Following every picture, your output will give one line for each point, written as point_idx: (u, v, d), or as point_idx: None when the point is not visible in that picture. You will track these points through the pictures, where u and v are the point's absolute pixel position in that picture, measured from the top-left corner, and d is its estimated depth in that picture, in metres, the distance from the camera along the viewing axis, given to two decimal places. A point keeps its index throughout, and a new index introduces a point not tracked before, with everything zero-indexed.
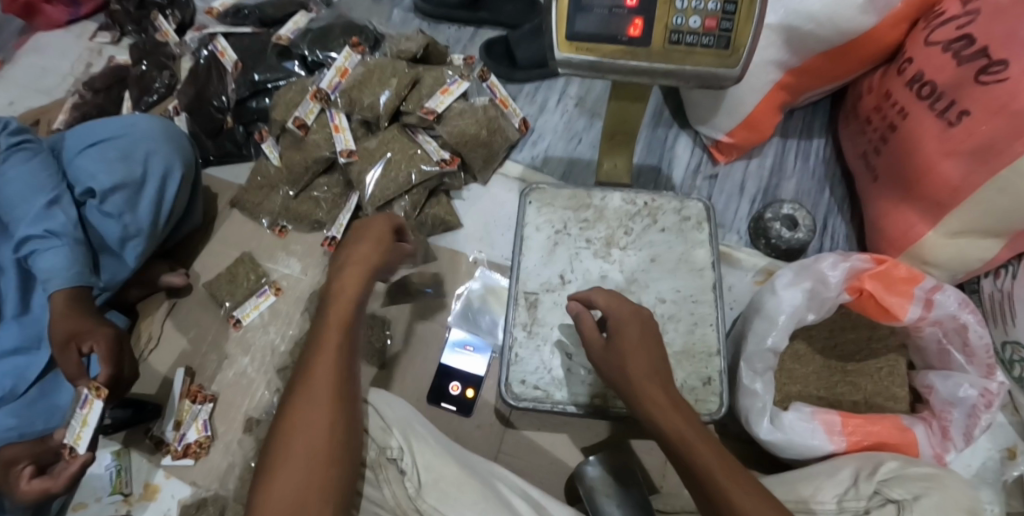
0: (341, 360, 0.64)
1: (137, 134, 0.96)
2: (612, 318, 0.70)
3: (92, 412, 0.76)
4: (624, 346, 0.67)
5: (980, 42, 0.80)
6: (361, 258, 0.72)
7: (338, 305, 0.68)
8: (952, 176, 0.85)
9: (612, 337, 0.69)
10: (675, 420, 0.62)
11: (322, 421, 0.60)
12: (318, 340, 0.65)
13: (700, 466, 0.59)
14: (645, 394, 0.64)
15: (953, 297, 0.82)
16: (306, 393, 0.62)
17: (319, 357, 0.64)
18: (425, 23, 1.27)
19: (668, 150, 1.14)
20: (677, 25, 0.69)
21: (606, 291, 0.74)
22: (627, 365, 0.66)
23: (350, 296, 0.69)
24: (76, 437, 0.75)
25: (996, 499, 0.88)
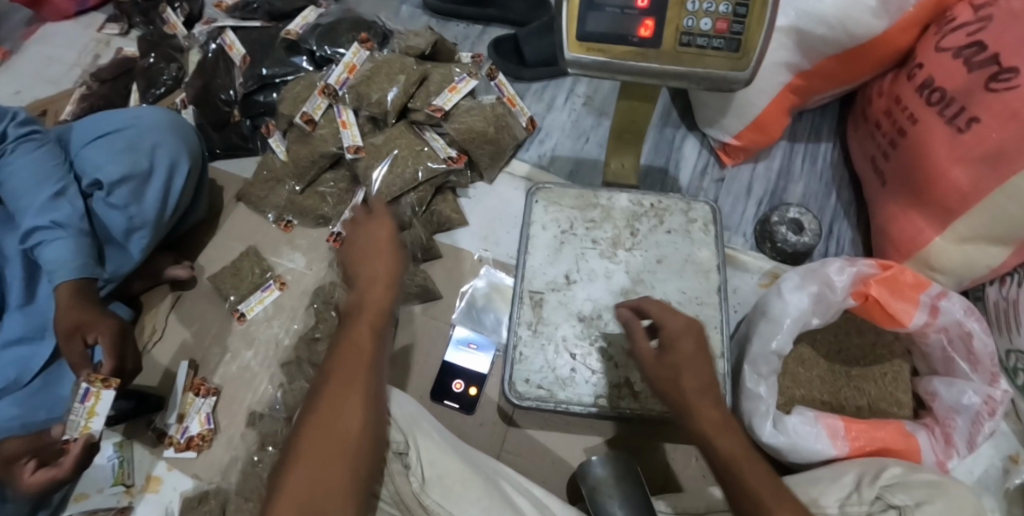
0: (370, 347, 0.62)
1: (144, 125, 0.96)
2: (665, 332, 0.67)
3: (98, 403, 0.77)
4: (677, 358, 0.65)
5: (991, 49, 0.80)
6: (383, 270, 0.66)
7: (369, 286, 0.66)
8: (962, 181, 0.84)
9: (668, 348, 0.66)
10: (727, 440, 0.61)
11: (349, 407, 0.59)
12: (348, 325, 0.64)
13: (743, 476, 0.60)
14: (699, 413, 0.62)
15: (959, 303, 0.82)
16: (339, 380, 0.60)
17: (351, 343, 0.62)
18: (433, 19, 1.27)
19: (675, 151, 1.14)
20: (688, 26, 0.69)
21: (660, 304, 0.71)
22: (682, 376, 0.64)
23: (379, 302, 0.65)
24: (83, 428, 0.75)
25: (997, 506, 0.88)
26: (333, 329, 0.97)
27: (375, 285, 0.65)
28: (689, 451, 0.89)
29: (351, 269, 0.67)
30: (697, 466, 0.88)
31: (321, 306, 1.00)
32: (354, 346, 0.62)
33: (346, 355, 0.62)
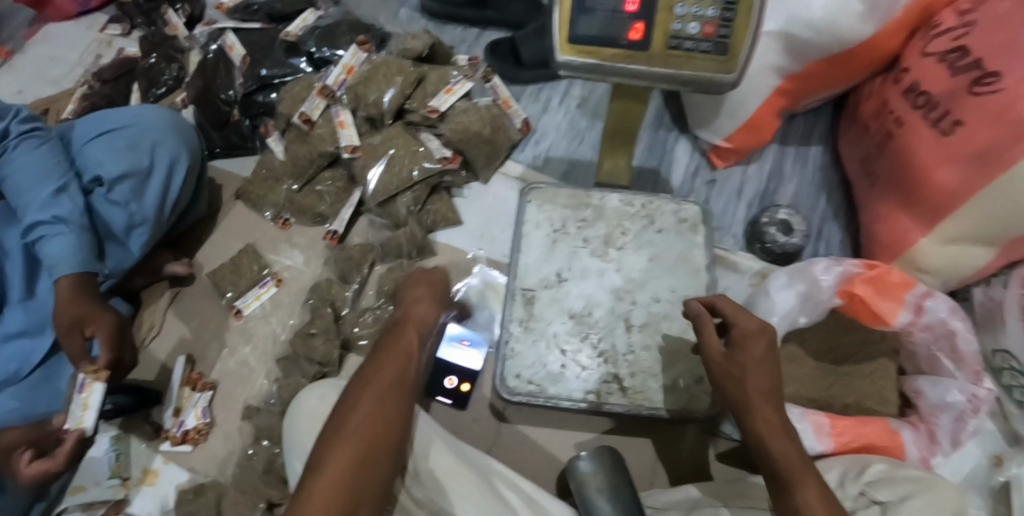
0: (402, 369, 0.69)
1: (146, 124, 0.98)
2: (737, 331, 0.71)
3: (91, 395, 0.78)
4: (745, 359, 0.68)
5: (974, 53, 0.82)
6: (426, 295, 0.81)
7: (413, 324, 0.75)
8: (949, 183, 0.86)
9: (736, 350, 0.69)
10: (784, 442, 0.63)
11: (385, 408, 0.65)
12: (390, 345, 0.72)
13: (788, 473, 0.61)
14: (757, 412, 0.65)
15: (943, 304, 0.84)
16: (378, 384, 0.67)
17: (391, 359, 0.70)
18: (431, 22, 1.29)
19: (667, 153, 1.15)
20: (676, 30, 0.71)
21: (734, 305, 0.74)
22: (745, 378, 0.67)
23: (419, 319, 0.77)
24: (79, 420, 0.77)
25: (983, 504, 0.89)
26: (328, 325, 0.98)
27: (419, 321, 0.76)
28: (677, 448, 0.91)
29: (408, 297, 0.80)
30: (686, 462, 0.90)
31: (317, 303, 1.01)
32: (394, 361, 0.70)
33: (387, 365, 0.69)
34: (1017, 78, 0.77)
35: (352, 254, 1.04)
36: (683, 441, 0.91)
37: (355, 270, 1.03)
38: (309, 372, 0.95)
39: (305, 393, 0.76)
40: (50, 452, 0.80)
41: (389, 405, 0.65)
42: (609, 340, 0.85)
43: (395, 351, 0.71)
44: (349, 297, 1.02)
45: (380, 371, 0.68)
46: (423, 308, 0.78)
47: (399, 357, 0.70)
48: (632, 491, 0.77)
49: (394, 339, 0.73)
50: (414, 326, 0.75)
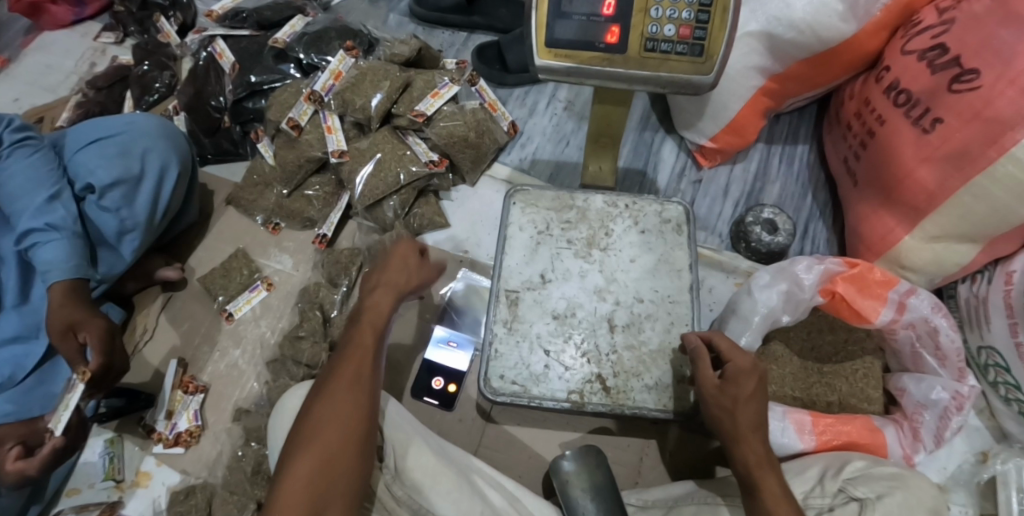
0: (358, 373, 0.69)
1: (136, 131, 0.99)
2: (731, 369, 0.70)
3: (71, 399, 0.82)
4: (740, 395, 0.69)
5: (953, 51, 0.82)
6: (392, 278, 0.76)
7: (369, 319, 0.72)
8: (929, 181, 0.86)
9: (731, 383, 0.70)
10: (768, 477, 0.67)
11: (342, 414, 0.67)
12: (345, 349, 0.71)
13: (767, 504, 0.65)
14: (744, 445, 0.68)
15: (926, 301, 0.83)
16: (337, 393, 0.68)
17: (349, 362, 0.70)
18: (420, 27, 1.30)
19: (653, 154, 1.16)
20: (653, 33, 0.71)
21: (729, 340, 0.73)
22: (736, 410, 0.69)
23: (381, 309, 0.73)
24: (56, 419, 0.81)
25: (969, 501, 0.89)
26: (316, 327, 1.00)
27: (381, 308, 0.73)
28: (661, 447, 0.92)
29: (371, 283, 0.76)
30: (670, 460, 0.91)
31: (306, 306, 1.02)
32: (353, 365, 0.70)
33: (345, 371, 0.69)
34: (995, 76, 0.77)
35: (340, 257, 1.05)
36: (667, 438, 0.92)
37: (343, 273, 1.04)
38: (297, 374, 0.97)
39: (289, 394, 0.77)
40: (36, 450, 0.85)
41: (347, 411, 0.67)
42: (592, 340, 0.86)
43: (351, 353, 0.71)
44: (338, 300, 1.03)
45: (338, 379, 0.69)
46: (386, 294, 0.74)
47: (356, 359, 0.70)
48: (615, 490, 0.78)
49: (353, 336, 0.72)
50: (375, 314, 0.73)
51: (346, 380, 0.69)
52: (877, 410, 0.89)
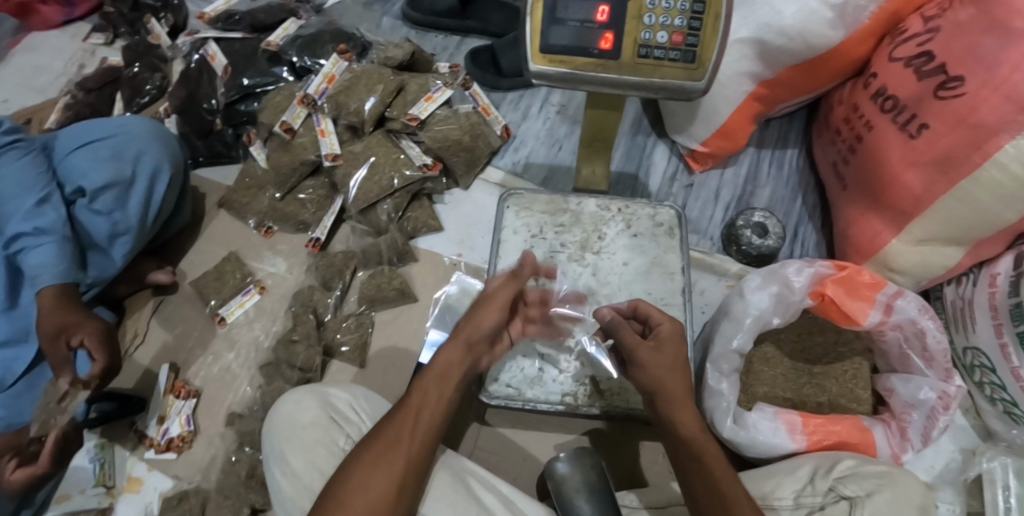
0: (395, 445, 0.66)
1: (129, 133, 0.98)
2: (661, 331, 0.71)
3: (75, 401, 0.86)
4: (660, 363, 0.69)
5: (938, 59, 0.84)
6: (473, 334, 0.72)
7: (429, 378, 0.70)
8: (916, 186, 0.88)
9: (652, 345, 0.71)
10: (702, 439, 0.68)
11: (373, 488, 0.63)
12: (391, 419, 0.68)
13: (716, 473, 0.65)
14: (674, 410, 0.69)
15: (914, 302, 0.84)
16: (372, 459, 0.65)
17: (390, 428, 0.67)
18: (414, 30, 1.30)
19: (645, 158, 1.17)
20: (646, 39, 0.72)
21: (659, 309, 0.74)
22: (656, 375, 0.70)
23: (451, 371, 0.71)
24: None
25: (956, 500, 0.90)
26: (310, 331, 0.99)
27: (439, 372, 0.71)
28: (654, 449, 0.92)
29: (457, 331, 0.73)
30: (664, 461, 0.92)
31: (300, 309, 1.02)
32: (394, 429, 0.67)
33: (384, 436, 0.66)
34: (978, 82, 0.78)
35: (335, 260, 1.05)
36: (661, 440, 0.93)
37: (337, 277, 1.04)
38: (291, 377, 0.97)
39: (283, 399, 0.77)
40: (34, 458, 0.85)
41: (379, 479, 0.63)
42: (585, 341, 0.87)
43: (395, 419, 0.68)
44: (331, 304, 1.03)
45: (375, 443, 0.66)
46: (450, 357, 0.71)
47: (399, 425, 0.67)
48: (611, 490, 0.78)
49: (407, 400, 0.69)
50: (437, 377, 0.70)
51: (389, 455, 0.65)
52: (866, 410, 0.91)
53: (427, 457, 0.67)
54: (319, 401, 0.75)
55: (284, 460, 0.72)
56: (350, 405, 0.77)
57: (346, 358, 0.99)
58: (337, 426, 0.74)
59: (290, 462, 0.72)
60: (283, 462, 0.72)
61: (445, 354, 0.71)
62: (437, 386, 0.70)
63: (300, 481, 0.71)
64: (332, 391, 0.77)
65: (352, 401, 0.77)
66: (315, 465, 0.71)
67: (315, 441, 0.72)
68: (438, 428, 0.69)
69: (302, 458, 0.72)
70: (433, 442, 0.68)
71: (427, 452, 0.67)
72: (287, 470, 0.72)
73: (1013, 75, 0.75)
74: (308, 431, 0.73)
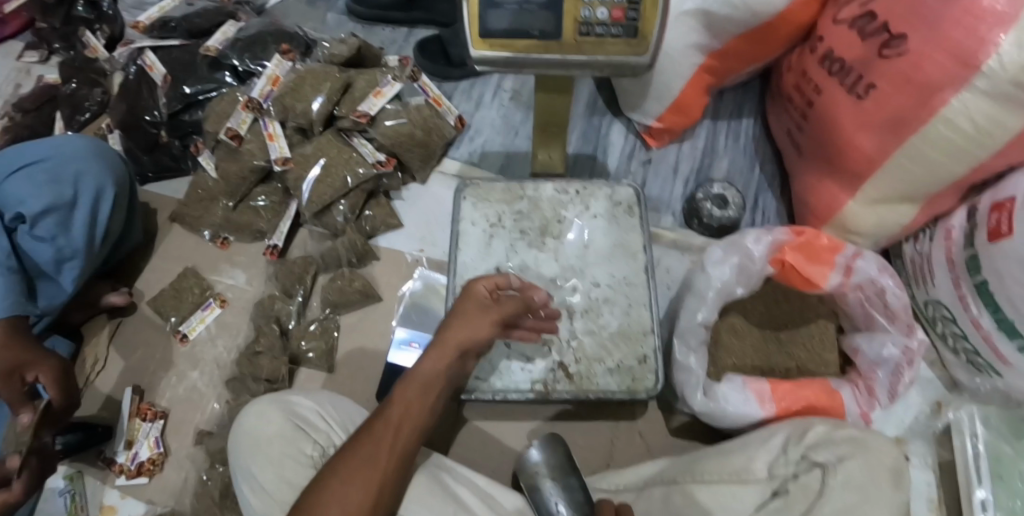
0: (375, 449, 0.65)
1: (65, 154, 0.94)
2: None
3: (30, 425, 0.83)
4: None
5: (881, 18, 0.84)
6: (456, 339, 0.72)
7: (413, 388, 0.70)
8: (868, 147, 0.88)
9: None
10: None
11: (354, 491, 0.62)
12: (374, 420, 0.68)
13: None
14: None
15: (872, 262, 0.85)
16: (351, 471, 0.63)
17: (372, 432, 0.66)
18: (360, 25, 1.27)
19: (602, 139, 1.16)
20: (586, 17, 0.70)
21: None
22: None
23: (431, 377, 0.71)
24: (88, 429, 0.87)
25: (927, 451, 0.92)
26: (274, 342, 0.97)
27: (422, 382, 0.71)
28: (630, 430, 0.92)
29: (443, 332, 0.73)
30: (641, 440, 0.92)
31: (262, 320, 1.00)
32: (371, 441, 0.65)
33: (362, 448, 0.65)
34: (921, 41, 0.79)
35: (294, 267, 1.03)
36: (636, 419, 0.93)
37: (298, 283, 1.02)
38: (257, 390, 0.94)
39: (246, 410, 0.75)
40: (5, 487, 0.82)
41: (357, 492, 0.62)
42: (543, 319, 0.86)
43: (377, 424, 0.67)
44: (294, 311, 1.01)
45: (352, 456, 0.65)
46: (436, 365, 0.71)
47: (381, 429, 0.67)
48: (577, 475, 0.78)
49: (386, 411, 0.69)
50: (419, 386, 0.70)
51: (371, 460, 0.64)
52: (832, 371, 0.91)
53: (404, 468, 0.67)
54: (283, 411, 0.73)
55: (252, 475, 0.71)
56: (316, 412, 0.75)
57: (314, 365, 0.97)
58: (303, 434, 0.72)
59: (258, 477, 0.70)
60: (252, 477, 0.71)
61: (431, 362, 0.71)
62: (419, 397, 0.70)
63: (270, 496, 0.69)
64: (297, 401, 0.75)
65: (318, 408, 0.76)
66: (287, 479, 0.70)
67: (282, 454, 0.71)
68: (417, 438, 0.69)
69: (271, 473, 0.70)
70: (411, 452, 0.68)
71: (405, 463, 0.67)
72: (257, 485, 0.70)
73: (955, 31, 0.75)
74: (274, 444, 0.71)
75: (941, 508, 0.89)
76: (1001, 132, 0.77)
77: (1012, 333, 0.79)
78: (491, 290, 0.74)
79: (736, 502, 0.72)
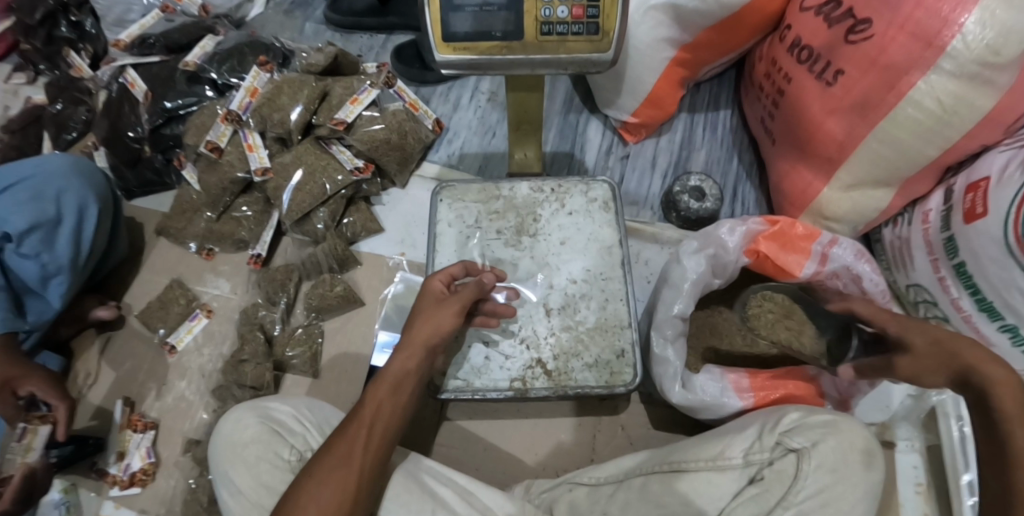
0: (352, 448, 0.66)
1: (45, 173, 0.95)
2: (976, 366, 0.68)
3: (35, 438, 0.87)
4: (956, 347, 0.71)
5: (846, 4, 0.84)
6: (425, 333, 0.74)
7: (385, 385, 0.71)
8: (837, 131, 0.88)
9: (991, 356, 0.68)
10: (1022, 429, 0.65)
11: (329, 493, 0.63)
12: (347, 422, 0.68)
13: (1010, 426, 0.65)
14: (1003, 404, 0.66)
15: (849, 249, 0.86)
16: (325, 474, 0.64)
17: (346, 435, 0.67)
18: (337, 33, 1.28)
19: (580, 135, 1.17)
20: (546, 16, 0.71)
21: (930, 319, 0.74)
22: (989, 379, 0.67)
23: (401, 375, 0.72)
24: (124, 447, 0.96)
25: (912, 434, 0.92)
26: (258, 349, 0.98)
27: (393, 381, 0.71)
28: (612, 423, 0.93)
29: (411, 327, 0.75)
30: (622, 434, 0.93)
31: (246, 329, 1.01)
32: (345, 443, 0.66)
33: (334, 451, 0.65)
34: (885, 24, 0.79)
35: (276, 274, 1.04)
36: (618, 413, 0.94)
37: (281, 291, 1.03)
38: (244, 397, 0.96)
39: (224, 418, 0.76)
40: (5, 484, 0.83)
41: (332, 495, 0.63)
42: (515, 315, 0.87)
43: (350, 426, 0.68)
44: (278, 317, 1.02)
45: (327, 458, 0.65)
46: (405, 364, 0.72)
47: (354, 432, 0.67)
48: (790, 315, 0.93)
49: (361, 411, 0.69)
50: (389, 385, 0.71)
51: (350, 460, 0.65)
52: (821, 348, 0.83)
53: (379, 469, 0.67)
54: (259, 416, 0.74)
55: (230, 479, 0.72)
56: (293, 416, 0.76)
57: (299, 371, 0.98)
58: (280, 439, 0.73)
59: (236, 480, 0.72)
60: (230, 482, 0.72)
61: (399, 362, 0.72)
62: (389, 396, 0.70)
63: (248, 499, 0.71)
64: (274, 406, 0.76)
65: (295, 413, 0.76)
66: (263, 481, 0.71)
67: (258, 458, 0.72)
68: (393, 436, 0.69)
69: (248, 477, 0.71)
70: (386, 451, 0.68)
71: (380, 463, 0.67)
72: (235, 489, 0.72)
73: (916, 12, 0.76)
74: (250, 448, 0.72)
75: (929, 491, 0.89)
76: (969, 111, 0.78)
77: (993, 313, 0.79)
78: (446, 283, 0.79)
79: (713, 489, 0.73)
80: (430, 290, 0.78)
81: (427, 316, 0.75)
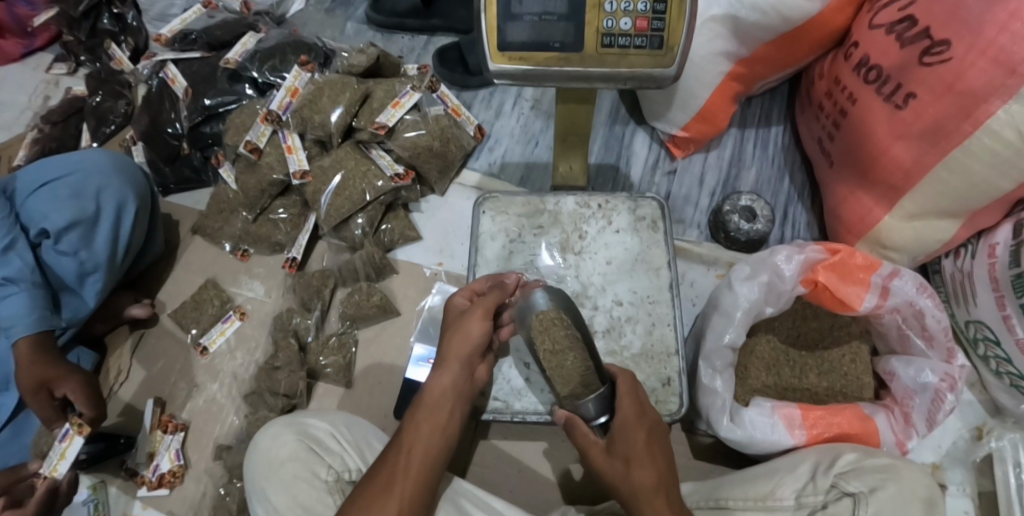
0: (389, 477, 0.63)
1: (87, 168, 0.94)
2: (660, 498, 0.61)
3: (70, 446, 0.82)
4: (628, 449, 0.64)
5: (922, 23, 0.79)
6: (456, 351, 0.72)
7: (424, 410, 0.69)
8: (904, 157, 0.84)
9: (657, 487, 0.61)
10: None
11: None
12: (387, 451, 0.66)
13: None
14: None
15: (910, 282, 0.81)
16: (370, 502, 0.62)
17: (388, 463, 0.64)
18: (379, 33, 1.26)
19: (625, 147, 1.13)
20: (608, 28, 0.67)
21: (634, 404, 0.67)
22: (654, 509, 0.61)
23: (439, 395, 0.70)
24: (155, 446, 0.95)
25: (965, 479, 0.88)
26: (292, 356, 0.96)
27: (434, 400, 0.70)
28: None
29: (443, 346, 0.73)
30: None
31: (280, 335, 0.99)
32: (386, 472, 0.64)
33: (377, 481, 0.63)
34: (965, 47, 0.74)
35: (312, 280, 1.02)
36: None
37: (316, 297, 1.01)
38: (275, 405, 0.94)
39: (262, 433, 0.74)
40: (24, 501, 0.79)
41: None
42: None
43: (392, 453, 0.66)
44: (312, 325, 1.00)
45: (370, 488, 0.63)
46: (443, 382, 0.71)
47: (395, 459, 0.65)
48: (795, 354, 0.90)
49: (402, 436, 0.67)
50: (429, 407, 0.69)
51: (390, 490, 0.62)
52: (594, 423, 0.69)
53: (425, 494, 0.64)
54: (297, 434, 0.73)
55: (265, 496, 0.70)
56: (331, 434, 0.74)
57: (331, 380, 0.97)
58: (317, 457, 0.71)
59: (272, 498, 0.70)
60: (265, 500, 0.70)
61: (438, 380, 0.71)
62: (427, 419, 0.68)
63: None
64: (311, 422, 0.75)
65: (333, 431, 0.75)
66: (299, 500, 0.69)
67: (295, 477, 0.70)
68: (439, 460, 0.67)
69: (284, 496, 0.69)
70: (432, 478, 0.65)
71: (424, 489, 0.64)
72: (270, 507, 0.70)
73: (1001, 36, 0.71)
74: (287, 466, 0.71)
75: None
76: None
77: None
78: (469, 298, 0.78)
79: None
80: (456, 306, 0.76)
81: (454, 334, 0.73)
